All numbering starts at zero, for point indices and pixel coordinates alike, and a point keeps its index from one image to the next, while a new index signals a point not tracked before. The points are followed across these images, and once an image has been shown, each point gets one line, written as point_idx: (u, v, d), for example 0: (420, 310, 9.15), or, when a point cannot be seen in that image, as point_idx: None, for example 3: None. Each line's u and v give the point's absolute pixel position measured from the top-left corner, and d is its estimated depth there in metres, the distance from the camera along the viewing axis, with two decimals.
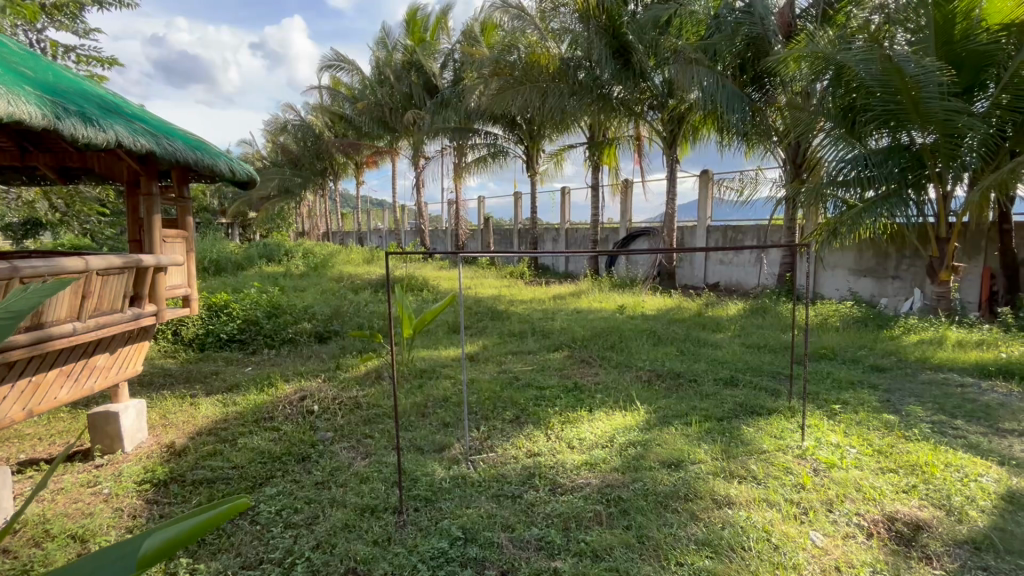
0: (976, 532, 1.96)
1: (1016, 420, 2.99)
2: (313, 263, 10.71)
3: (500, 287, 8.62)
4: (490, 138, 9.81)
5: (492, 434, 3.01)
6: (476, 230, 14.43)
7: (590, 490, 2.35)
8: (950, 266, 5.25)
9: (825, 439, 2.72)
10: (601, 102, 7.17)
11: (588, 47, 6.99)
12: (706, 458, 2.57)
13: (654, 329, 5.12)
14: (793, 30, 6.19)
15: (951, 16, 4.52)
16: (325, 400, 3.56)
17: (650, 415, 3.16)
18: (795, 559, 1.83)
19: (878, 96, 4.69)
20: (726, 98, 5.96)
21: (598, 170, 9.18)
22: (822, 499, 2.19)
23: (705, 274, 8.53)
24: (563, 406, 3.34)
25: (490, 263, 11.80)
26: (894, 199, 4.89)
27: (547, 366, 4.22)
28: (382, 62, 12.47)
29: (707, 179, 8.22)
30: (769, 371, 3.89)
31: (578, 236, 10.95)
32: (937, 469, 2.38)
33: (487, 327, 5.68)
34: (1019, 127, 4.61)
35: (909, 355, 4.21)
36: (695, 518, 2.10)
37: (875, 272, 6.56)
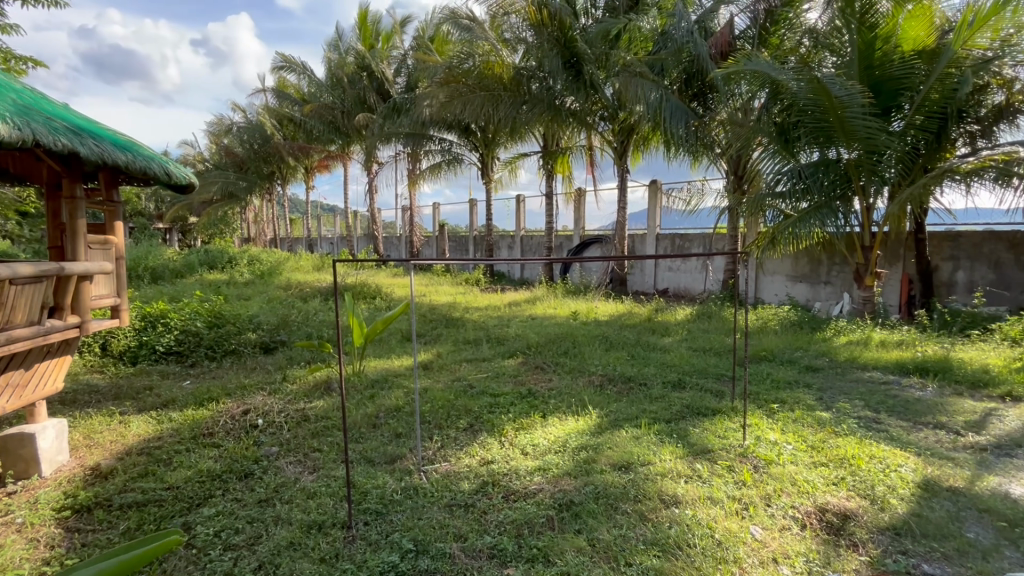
0: (897, 518, 2.11)
1: (931, 414, 3.25)
2: (259, 270, 10.27)
3: (455, 294, 8.57)
4: (445, 144, 9.82)
5: (445, 443, 2.97)
6: (431, 237, 14.34)
7: (542, 496, 2.36)
8: (874, 272, 5.67)
9: (764, 437, 2.86)
10: (553, 113, 7.32)
11: (541, 58, 7.12)
12: (656, 459, 2.65)
13: (606, 335, 5.24)
14: (733, 49, 6.45)
15: (871, 42, 4.94)
16: (269, 414, 3.41)
17: (602, 419, 3.23)
18: (736, 554, 1.91)
19: (810, 114, 5.02)
20: (670, 111, 6.25)
21: (552, 178, 9.33)
22: (761, 495, 2.30)
23: (655, 281, 8.82)
24: (517, 413, 3.34)
25: (446, 270, 11.75)
26: (825, 210, 5.23)
27: (502, 372, 4.23)
28: (334, 65, 12.20)
29: (656, 188, 8.53)
30: (714, 373, 4.07)
31: (533, 244, 11.07)
32: (863, 462, 2.56)
33: (441, 335, 5.64)
34: (930, 145, 5.13)
35: (838, 355, 4.51)
36: (644, 519, 2.15)
37: (809, 278, 6.99)
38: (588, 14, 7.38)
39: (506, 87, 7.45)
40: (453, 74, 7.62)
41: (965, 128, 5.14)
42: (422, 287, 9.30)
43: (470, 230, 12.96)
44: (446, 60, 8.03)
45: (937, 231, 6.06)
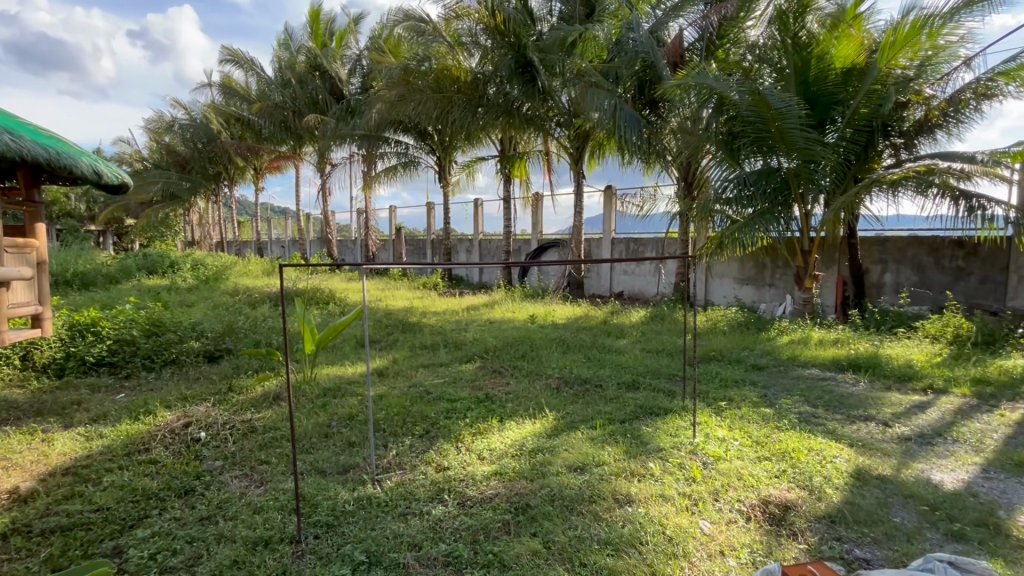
0: (832, 507, 2.24)
1: (863, 407, 3.47)
2: (203, 275, 9.77)
3: (413, 299, 8.45)
4: (401, 147, 9.71)
5: (401, 451, 2.92)
6: (387, 241, 14.10)
7: (498, 500, 2.35)
8: (812, 275, 6.01)
9: (712, 434, 2.97)
10: (509, 118, 7.45)
11: (500, 64, 7.19)
12: (610, 459, 2.70)
13: (563, 337, 5.30)
14: (683, 60, 6.80)
15: (806, 61, 5.31)
16: (213, 426, 3.24)
17: (558, 421, 3.26)
18: (686, 548, 1.97)
19: (753, 125, 5.28)
20: (624, 119, 6.38)
21: (509, 182, 9.38)
22: (709, 490, 2.39)
23: (610, 284, 9.01)
24: (473, 417, 3.33)
25: (403, 274, 11.58)
26: (768, 216, 5.51)
27: (459, 377, 4.20)
28: (284, 63, 11.82)
29: (611, 194, 8.74)
30: (666, 373, 4.19)
31: (491, 247, 11.09)
32: (802, 454, 2.70)
33: (397, 340, 5.54)
34: (860, 155, 5.48)
35: (781, 354, 4.75)
36: (598, 519, 2.19)
37: (755, 280, 7.34)
38: (545, 20, 7.46)
39: (463, 91, 7.46)
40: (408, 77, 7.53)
41: (889, 141, 5.53)
42: (378, 292, 9.11)
43: (428, 233, 12.82)
44: (402, 61, 7.93)
45: (867, 236, 6.50)
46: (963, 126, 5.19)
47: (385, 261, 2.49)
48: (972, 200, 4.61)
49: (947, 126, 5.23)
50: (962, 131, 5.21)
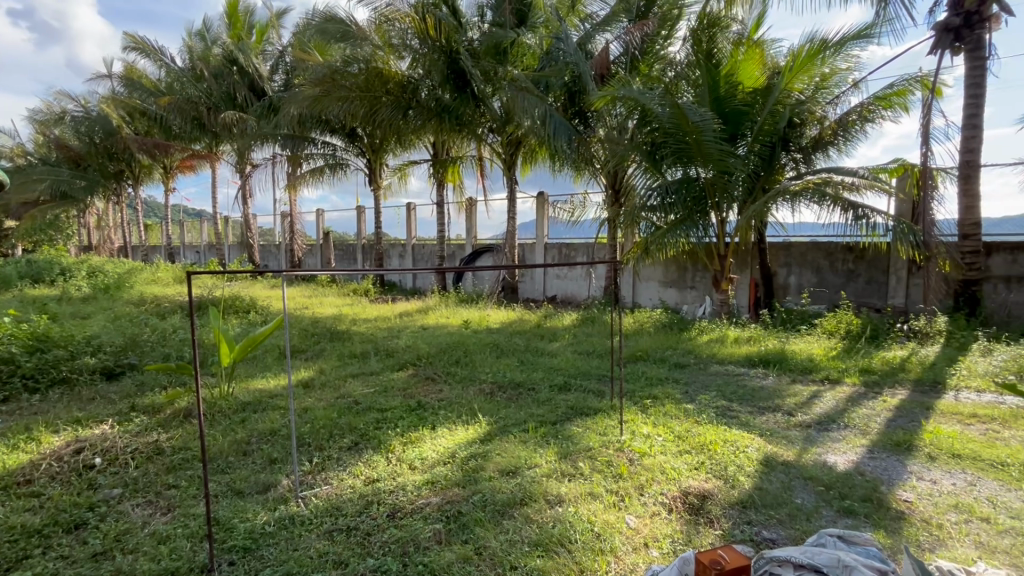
0: (744, 494, 2.41)
1: (771, 399, 3.78)
2: (103, 283, 8.87)
3: (342, 306, 8.15)
4: (328, 148, 9.37)
5: (327, 466, 2.79)
6: (314, 245, 13.50)
7: (429, 510, 2.31)
8: (728, 278, 6.45)
9: (638, 431, 3.11)
10: (441, 123, 7.42)
11: (431, 68, 7.13)
12: (541, 461, 2.74)
13: (497, 342, 5.33)
14: (610, 72, 6.87)
15: (718, 79, 5.75)
16: (111, 450, 2.93)
17: (491, 426, 3.26)
18: (612, 543, 2.03)
19: (674, 137, 5.62)
20: (554, 127, 6.55)
21: (443, 187, 9.31)
22: (635, 485, 2.49)
23: (544, 288, 9.18)
24: (405, 427, 3.25)
25: (332, 281, 11.14)
26: (688, 223, 5.88)
27: (390, 386, 4.09)
28: (197, 55, 11.01)
29: (543, 200, 8.92)
30: (596, 374, 4.32)
31: (425, 252, 10.94)
32: (718, 446, 2.89)
33: (325, 350, 5.30)
34: (767, 168, 5.96)
35: (701, 352, 5.06)
36: (530, 520, 2.21)
37: (677, 283, 7.77)
38: (475, 27, 7.48)
39: (393, 93, 7.31)
40: (336, 76, 7.27)
41: (791, 156, 6.04)
42: (305, 300, 8.71)
43: (358, 238, 12.42)
44: (328, 61, 7.67)
45: (775, 242, 7.08)
46: (851, 144, 5.82)
47: (310, 268, 2.39)
48: (859, 210, 5.16)
49: (838, 143, 5.84)
50: (850, 148, 5.84)
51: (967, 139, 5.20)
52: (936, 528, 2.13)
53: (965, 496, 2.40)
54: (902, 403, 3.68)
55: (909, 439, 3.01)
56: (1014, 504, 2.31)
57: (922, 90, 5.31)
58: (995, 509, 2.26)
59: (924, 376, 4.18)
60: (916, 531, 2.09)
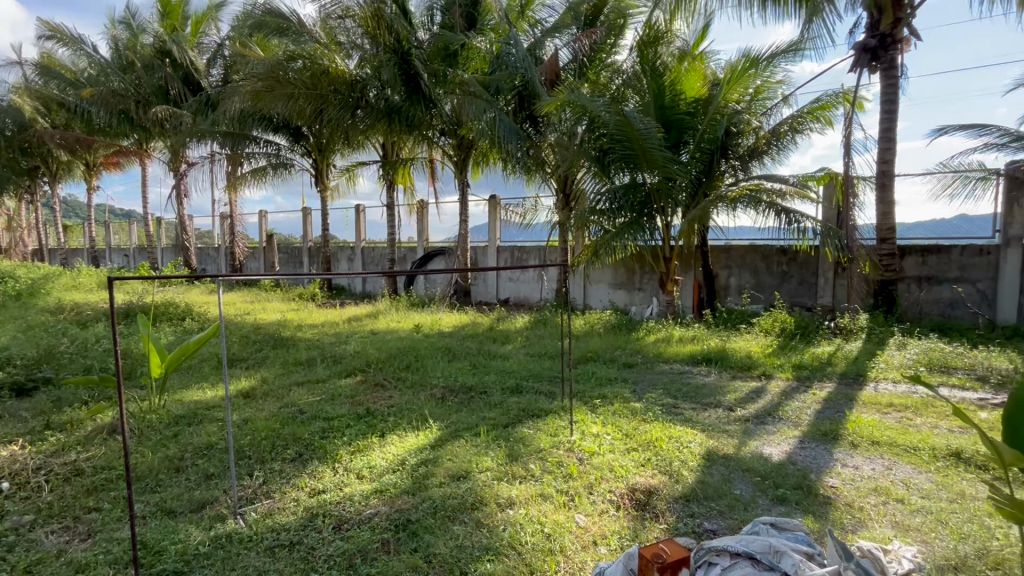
0: (687, 488, 2.50)
1: (713, 395, 3.95)
2: (14, 289, 8.10)
3: (287, 311, 7.84)
4: (271, 147, 9.01)
5: (269, 479, 2.67)
6: (256, 248, 12.91)
7: (377, 519, 2.26)
8: (673, 279, 6.69)
9: (588, 431, 3.17)
10: (391, 123, 7.29)
11: (379, 68, 7.00)
12: (493, 464, 2.74)
13: (449, 346, 5.29)
14: (559, 79, 7.01)
15: (662, 88, 6.00)
16: (21, 474, 2.67)
17: (442, 431, 3.23)
18: (562, 543, 2.06)
19: (620, 143, 5.79)
20: (505, 131, 6.59)
21: (393, 188, 9.15)
22: (584, 484, 2.53)
23: (497, 291, 9.19)
24: (353, 435, 3.16)
25: (276, 285, 10.69)
26: (635, 227, 6.06)
27: (338, 393, 3.97)
28: (123, 44, 10.29)
29: (495, 204, 8.97)
30: (548, 376, 4.37)
31: (375, 255, 10.70)
32: (663, 442, 2.99)
33: (267, 358, 5.06)
34: (708, 173, 6.23)
35: (648, 352, 5.23)
36: (480, 525, 2.20)
37: (626, 285, 7.99)
38: (425, 28, 7.40)
39: (340, 92, 7.13)
40: (278, 72, 7.00)
41: (730, 163, 6.33)
42: (246, 305, 8.31)
43: (304, 241, 11.98)
44: (270, 57, 7.38)
45: (717, 245, 7.41)
46: (783, 153, 6.19)
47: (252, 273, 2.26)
48: (790, 215, 5.50)
49: (771, 152, 6.19)
50: (782, 156, 6.21)
51: (883, 151, 5.66)
52: (858, 510, 2.29)
53: (883, 479, 2.61)
54: (829, 396, 3.94)
55: (835, 428, 3.23)
56: (924, 485, 2.53)
57: (844, 104, 5.74)
58: (908, 491, 2.47)
59: (849, 369, 4.51)
60: (841, 515, 2.24)
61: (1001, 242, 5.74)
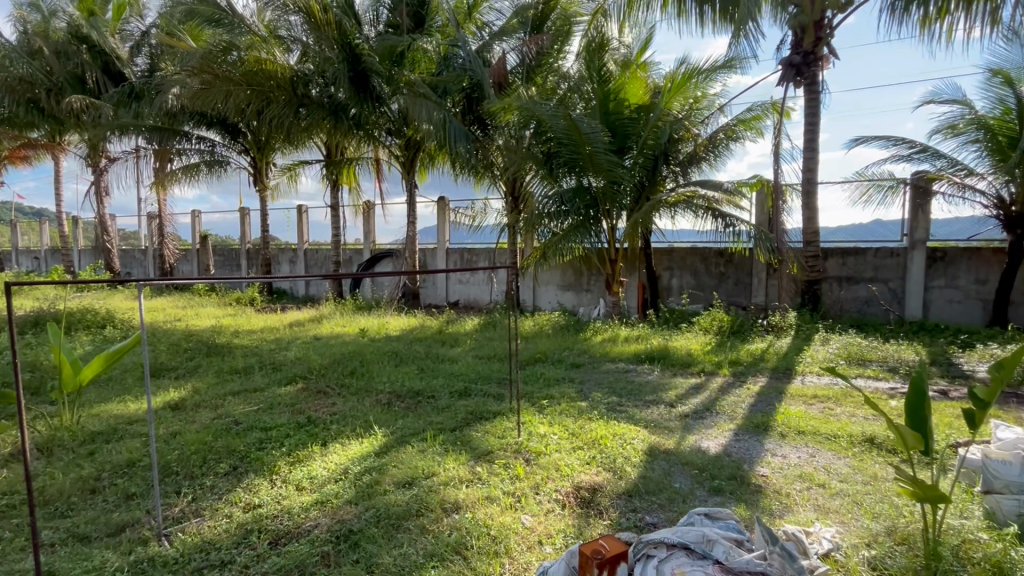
0: (630, 483, 2.57)
1: (655, 393, 4.10)
2: None
3: (222, 316, 7.41)
4: (204, 144, 8.53)
5: (198, 496, 2.50)
6: (189, 250, 12.15)
7: (317, 532, 2.17)
8: (618, 281, 6.88)
9: (535, 431, 3.20)
10: (335, 122, 7.06)
11: (321, 64, 6.78)
12: (440, 469, 2.70)
13: (396, 350, 5.18)
14: (508, 83, 7.01)
15: (607, 94, 6.17)
16: None
17: (388, 437, 3.15)
18: (507, 545, 2.06)
19: (567, 147, 5.90)
20: (454, 133, 6.55)
21: (338, 189, 8.87)
22: (531, 485, 2.55)
23: (446, 293, 9.10)
24: (292, 446, 3.03)
25: (211, 290, 10.09)
26: (582, 230, 6.18)
27: (277, 402, 3.79)
28: (32, 27, 9.39)
29: (444, 205, 8.90)
30: (496, 378, 4.37)
31: (319, 258, 10.34)
32: (608, 440, 3.07)
33: (199, 367, 4.75)
34: (651, 178, 6.45)
35: (595, 352, 5.35)
36: (425, 531, 2.17)
37: (575, 286, 8.14)
38: (371, 25, 7.28)
39: (280, 88, 6.85)
40: (211, 65, 6.63)
41: (671, 169, 6.59)
42: (177, 311, 7.80)
43: (242, 242, 11.39)
44: (202, 47, 6.97)
45: (659, 247, 7.69)
46: (719, 160, 6.52)
47: (183, 278, 2.07)
48: (726, 219, 5.79)
49: (709, 158, 6.50)
50: (719, 163, 6.53)
51: (807, 160, 6.08)
52: (786, 497, 2.44)
53: (808, 466, 2.80)
54: (762, 390, 4.19)
55: (766, 420, 3.43)
56: (842, 470, 2.73)
57: (773, 115, 6.13)
58: (829, 476, 2.65)
59: (779, 364, 4.81)
60: (770, 502, 2.38)
61: (908, 244, 6.30)
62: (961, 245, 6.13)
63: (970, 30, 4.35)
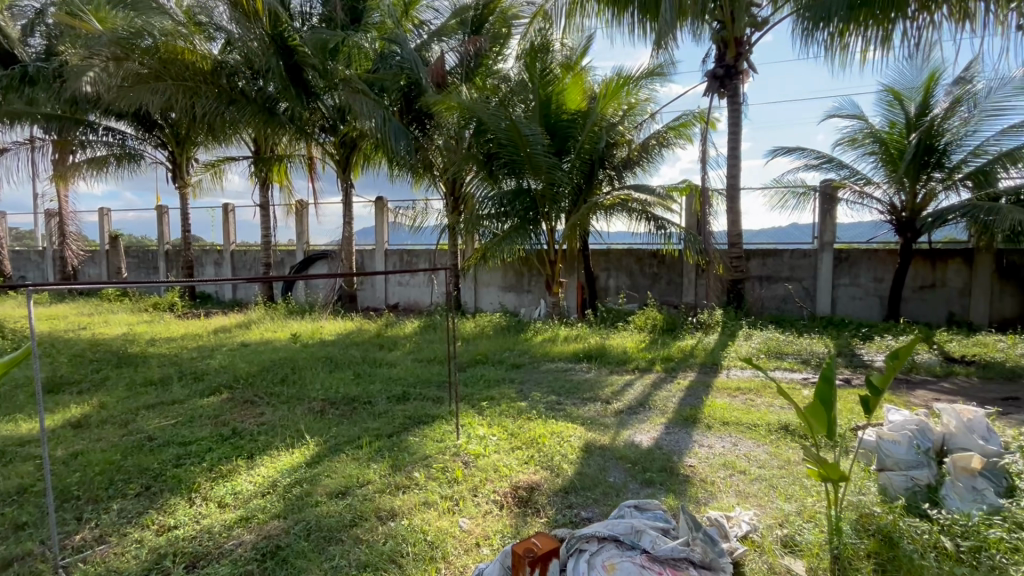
0: (567, 480, 2.63)
1: (593, 390, 4.22)
2: None
3: (135, 323, 6.82)
4: (113, 136, 7.87)
5: (103, 521, 2.29)
6: (96, 252, 11.08)
7: (239, 551, 2.05)
8: (558, 281, 7.01)
9: (474, 433, 3.19)
10: (265, 116, 6.70)
11: (249, 55, 6.41)
12: (376, 477, 2.63)
13: (331, 355, 4.99)
14: (447, 82, 6.97)
15: (546, 98, 6.28)
16: None
17: (320, 447, 3.03)
18: (444, 549, 2.04)
19: (507, 148, 5.95)
20: (392, 132, 6.42)
21: (268, 187, 8.44)
22: (469, 488, 2.54)
23: (385, 296, 8.88)
24: (214, 460, 2.84)
25: (123, 295, 9.27)
26: (522, 231, 6.23)
27: (197, 415, 3.54)
28: None
29: (382, 205, 8.70)
30: (436, 381, 4.32)
31: (247, 260, 9.77)
32: (546, 439, 3.11)
33: (107, 380, 4.34)
34: (588, 180, 6.62)
35: (535, 352, 5.42)
36: (359, 541, 2.11)
37: (516, 287, 8.21)
38: (303, 18, 7.00)
39: (202, 79, 6.44)
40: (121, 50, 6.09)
41: (607, 172, 6.80)
42: (83, 319, 7.09)
43: (159, 243, 10.54)
44: (111, 30, 6.39)
45: (597, 249, 7.91)
46: (652, 165, 6.80)
47: (93, 282, 1.84)
48: (659, 221, 6.06)
49: (642, 163, 6.78)
50: (651, 167, 6.82)
51: (731, 167, 6.48)
52: (710, 484, 2.59)
53: (731, 454, 2.98)
54: (691, 384, 4.42)
55: (694, 413, 3.62)
56: (760, 456, 2.92)
57: (700, 123, 6.48)
58: (749, 462, 2.84)
59: (706, 359, 5.09)
60: (696, 490, 2.51)
61: (818, 246, 6.87)
62: (863, 247, 6.77)
63: (868, 52, 4.81)
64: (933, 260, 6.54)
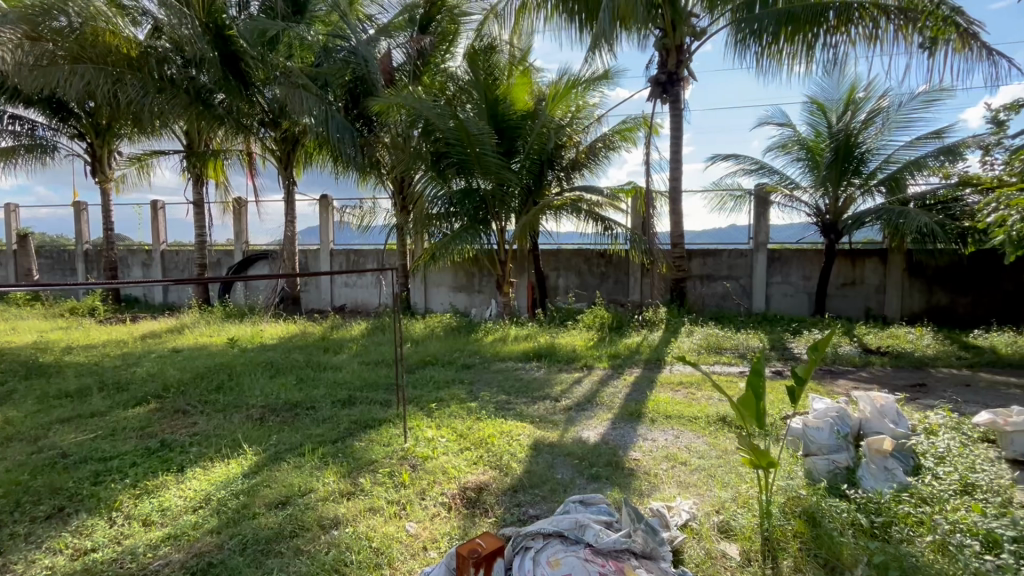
0: (515, 479, 2.64)
1: (542, 389, 4.26)
2: None
3: (49, 330, 6.24)
4: (23, 126, 7.30)
5: (6, 549, 2.07)
6: (3, 253, 10.08)
7: (167, 571, 1.92)
8: (508, 281, 7.02)
9: (422, 436, 3.14)
10: (198, 108, 6.32)
11: (179, 42, 6.03)
12: (319, 485, 2.53)
13: (271, 360, 4.77)
14: (393, 79, 6.88)
15: (495, 98, 6.29)
16: None
17: (259, 457, 2.88)
18: (389, 555, 2.00)
19: (455, 147, 5.92)
20: (337, 128, 6.23)
21: (202, 184, 7.97)
22: (416, 491, 2.50)
23: (331, 297, 8.60)
24: (139, 476, 2.64)
25: (35, 299, 8.46)
26: (471, 231, 6.20)
27: (120, 427, 3.28)
28: None
29: (327, 204, 8.42)
30: (383, 385, 4.22)
31: (179, 260, 9.18)
32: (495, 439, 3.11)
33: (14, 393, 3.94)
34: (538, 181, 6.68)
35: (485, 352, 5.41)
36: (300, 552, 2.02)
37: (466, 288, 8.18)
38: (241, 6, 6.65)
39: (125, 66, 6.00)
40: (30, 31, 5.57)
41: (556, 174, 6.90)
42: None
43: (77, 243, 9.70)
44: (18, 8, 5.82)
45: (547, 249, 8.00)
46: (599, 167, 6.96)
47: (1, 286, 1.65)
48: (607, 222, 6.20)
49: (590, 165, 6.92)
50: (598, 169, 6.98)
51: (673, 170, 6.74)
52: (653, 476, 2.67)
53: (672, 447, 3.09)
54: (636, 380, 4.56)
55: (639, 408, 3.73)
56: (700, 447, 3.05)
57: (644, 128, 6.69)
58: (689, 454, 2.96)
59: (651, 356, 5.27)
60: (640, 483, 2.59)
61: (754, 246, 7.27)
62: (793, 246, 7.24)
63: (796, 65, 5.15)
64: (854, 259, 7.08)
